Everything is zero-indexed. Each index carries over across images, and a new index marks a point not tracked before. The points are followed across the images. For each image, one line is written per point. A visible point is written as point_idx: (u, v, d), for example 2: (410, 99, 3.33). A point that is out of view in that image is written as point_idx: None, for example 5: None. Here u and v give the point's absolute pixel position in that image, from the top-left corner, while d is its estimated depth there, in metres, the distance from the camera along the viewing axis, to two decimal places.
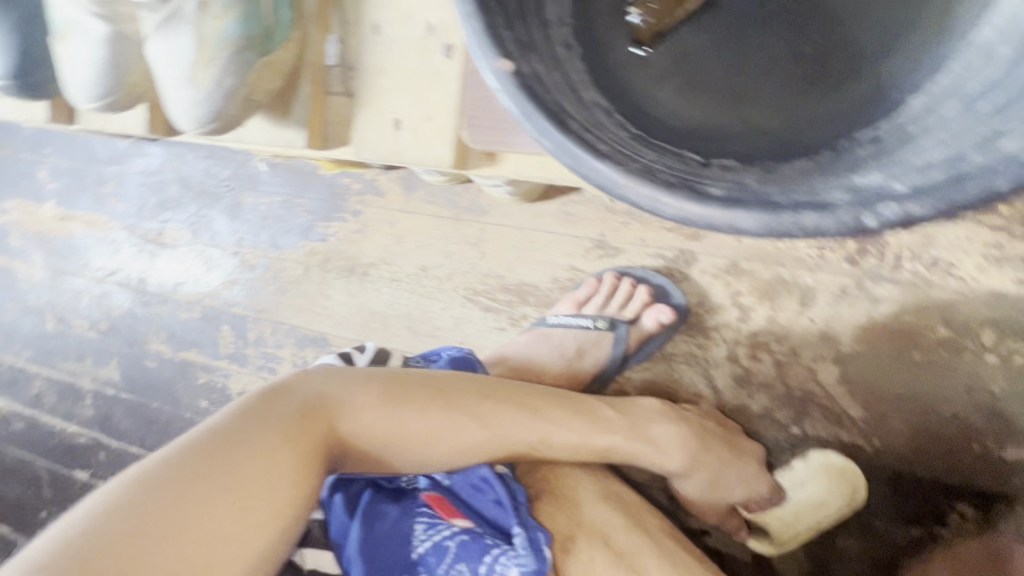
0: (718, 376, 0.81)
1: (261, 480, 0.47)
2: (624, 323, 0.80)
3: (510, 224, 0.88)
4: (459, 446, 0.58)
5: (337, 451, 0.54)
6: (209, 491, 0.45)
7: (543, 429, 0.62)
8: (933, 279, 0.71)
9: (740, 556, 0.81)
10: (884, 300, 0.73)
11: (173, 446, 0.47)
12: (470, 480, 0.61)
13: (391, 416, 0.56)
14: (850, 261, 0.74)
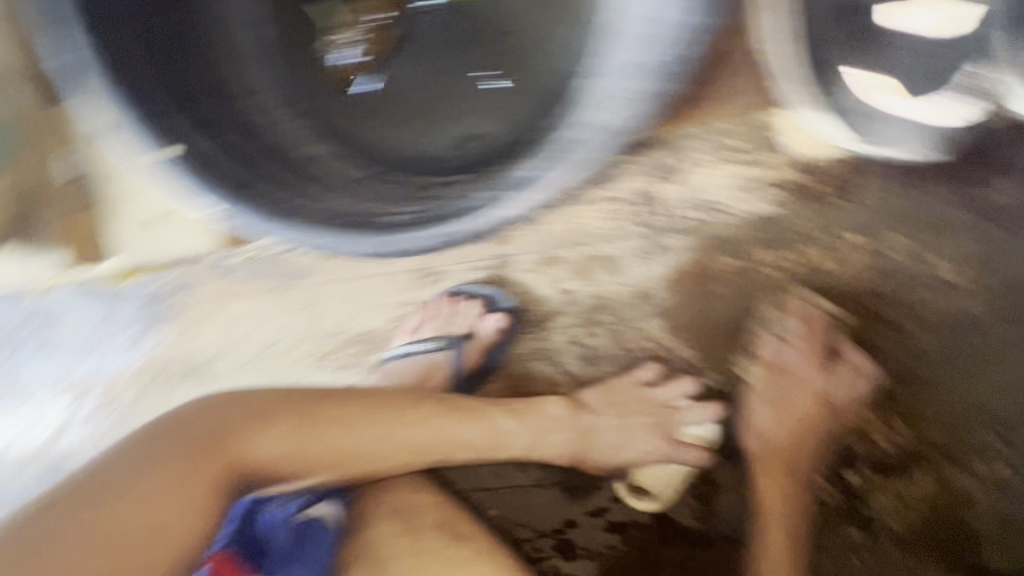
0: (565, 360, 0.84)
1: (156, 497, 0.76)
2: (461, 338, 0.84)
3: (326, 279, 0.84)
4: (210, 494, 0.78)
5: (236, 475, 0.78)
6: (142, 484, 0.77)
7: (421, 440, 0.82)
8: (704, 218, 0.80)
9: (647, 521, 0.83)
10: (676, 248, 0.80)
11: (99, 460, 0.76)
12: (239, 538, 0.79)
13: (210, 463, 0.78)
14: (638, 222, 0.80)
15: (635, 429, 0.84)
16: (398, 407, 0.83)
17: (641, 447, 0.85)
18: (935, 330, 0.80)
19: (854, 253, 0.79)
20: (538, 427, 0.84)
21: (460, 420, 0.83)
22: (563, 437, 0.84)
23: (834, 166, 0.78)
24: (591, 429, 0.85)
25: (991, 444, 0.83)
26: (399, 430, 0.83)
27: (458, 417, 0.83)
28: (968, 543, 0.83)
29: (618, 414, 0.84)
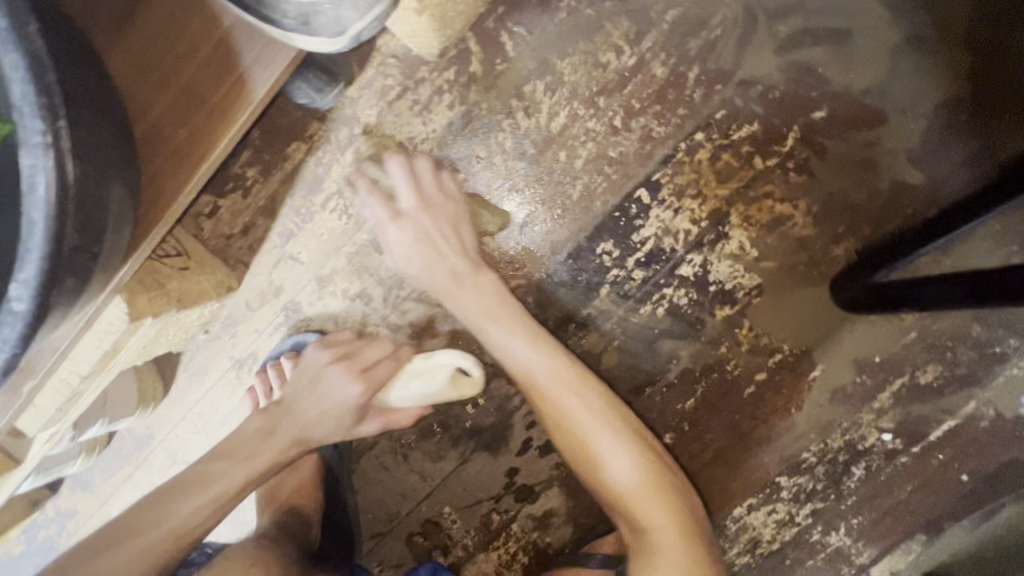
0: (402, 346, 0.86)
1: None
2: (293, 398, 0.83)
3: (173, 421, 0.87)
4: None
5: None
6: None
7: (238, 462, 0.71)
8: (415, 153, 0.81)
9: None
10: None
11: None
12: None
13: None
14: (368, 198, 0.82)
15: (326, 385, 0.76)
16: (182, 480, 0.70)
17: (336, 398, 0.76)
18: (660, 104, 0.79)
19: (552, 92, 0.79)
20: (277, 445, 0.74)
21: (233, 457, 0.72)
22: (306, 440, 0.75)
23: (479, 36, 0.78)
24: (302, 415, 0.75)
25: (777, 157, 0.81)
26: (178, 506, 0.68)
27: (202, 481, 0.70)
28: (830, 252, 0.83)
29: (303, 392, 0.75)
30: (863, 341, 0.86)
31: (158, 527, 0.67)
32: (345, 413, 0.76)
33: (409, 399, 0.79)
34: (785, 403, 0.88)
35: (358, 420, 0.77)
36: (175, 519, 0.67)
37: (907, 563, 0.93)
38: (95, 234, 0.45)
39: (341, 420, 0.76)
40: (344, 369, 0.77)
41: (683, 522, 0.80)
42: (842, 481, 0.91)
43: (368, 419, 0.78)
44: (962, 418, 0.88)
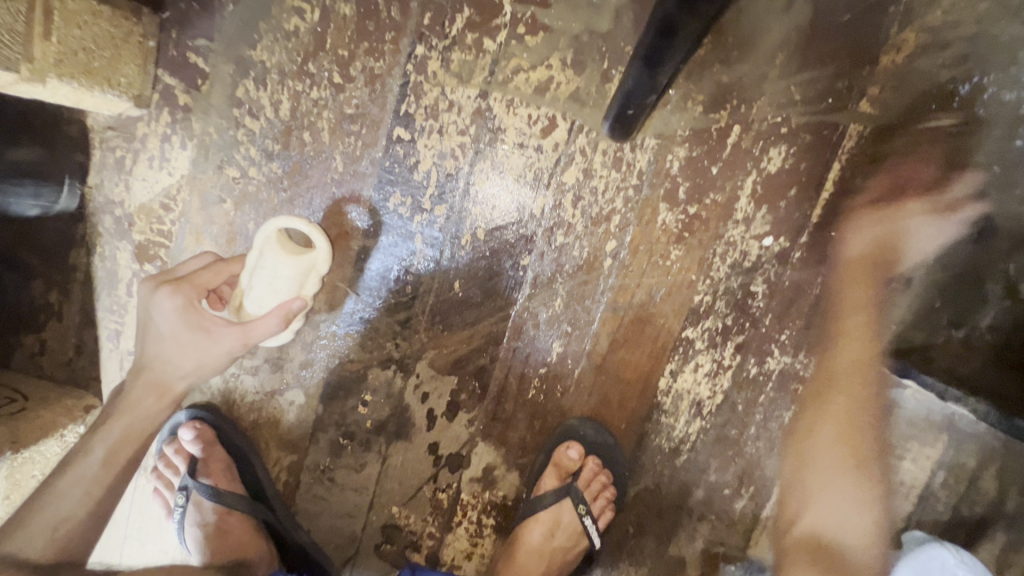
0: (271, 384, 0.86)
1: None
2: (191, 474, 0.83)
3: (118, 547, 0.88)
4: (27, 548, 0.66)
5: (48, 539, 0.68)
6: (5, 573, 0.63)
7: (152, 369, 0.74)
8: (179, 205, 0.80)
9: (455, 388, 0.87)
10: (197, 244, 0.81)
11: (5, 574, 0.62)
12: None
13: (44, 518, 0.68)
14: (162, 266, 0.82)
15: (151, 312, 0.72)
16: (142, 377, 0.74)
17: (164, 319, 0.72)
18: (366, 40, 0.75)
19: (263, 83, 0.77)
20: (121, 425, 0.73)
21: (152, 372, 0.74)
22: (147, 406, 0.75)
23: (170, 67, 0.76)
24: (155, 357, 0.74)
25: (504, 29, 0.75)
26: (143, 397, 0.74)
27: (141, 397, 0.74)
28: (608, 92, 0.77)
29: (147, 337, 0.74)
30: (691, 160, 0.80)
31: (142, 400, 0.74)
32: (177, 330, 0.72)
33: (262, 295, 0.74)
34: (651, 257, 0.83)
35: (199, 335, 0.72)
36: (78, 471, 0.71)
37: (860, 353, 0.86)
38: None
39: (184, 340, 0.72)
40: (152, 289, 0.72)
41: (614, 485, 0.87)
42: (749, 305, 0.84)
43: (210, 328, 0.72)
44: (835, 184, 0.81)
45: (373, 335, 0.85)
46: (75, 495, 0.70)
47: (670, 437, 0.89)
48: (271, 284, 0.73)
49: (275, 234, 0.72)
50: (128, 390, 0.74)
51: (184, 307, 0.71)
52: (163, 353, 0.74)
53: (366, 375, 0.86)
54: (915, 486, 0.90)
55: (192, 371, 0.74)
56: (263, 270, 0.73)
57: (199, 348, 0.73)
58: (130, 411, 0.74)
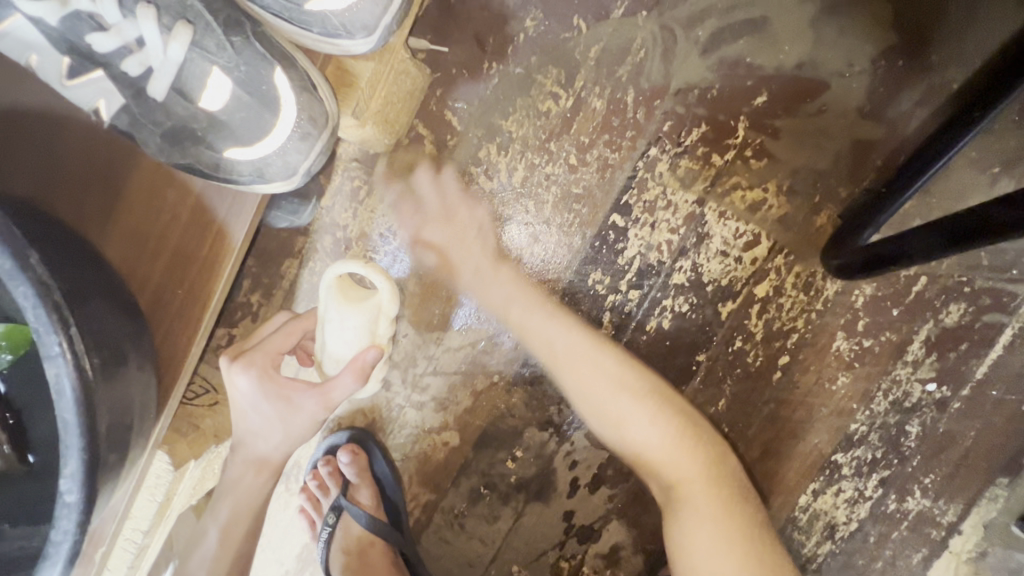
0: (431, 422, 0.89)
1: None
2: (344, 497, 0.86)
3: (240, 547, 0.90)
4: None
5: None
6: None
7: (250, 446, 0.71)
8: (396, 240, 0.86)
9: (604, 463, 0.89)
10: (402, 278, 0.86)
11: None
12: None
13: None
14: None
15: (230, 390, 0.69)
16: (239, 456, 0.72)
17: (245, 393, 0.68)
18: (608, 133, 0.83)
19: (505, 150, 0.84)
20: (228, 506, 0.72)
21: (250, 450, 0.71)
22: (248, 482, 0.72)
23: (427, 120, 0.83)
24: (245, 433, 0.71)
25: (733, 149, 0.83)
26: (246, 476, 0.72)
27: (244, 474, 0.72)
28: (813, 222, 0.84)
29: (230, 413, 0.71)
30: (875, 298, 0.85)
31: (244, 478, 0.72)
32: (259, 401, 0.69)
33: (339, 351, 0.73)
34: (817, 378, 0.87)
35: (280, 405, 0.69)
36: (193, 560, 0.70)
37: (998, 511, 0.88)
38: (124, 416, 0.49)
39: (266, 410, 0.70)
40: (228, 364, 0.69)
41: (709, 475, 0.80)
42: (901, 443, 0.88)
43: (292, 397, 0.69)
44: (1004, 347, 0.85)
45: (539, 395, 0.88)
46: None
47: (797, 553, 0.90)
48: (341, 335, 0.71)
49: (336, 283, 0.69)
50: (229, 468, 0.72)
51: (260, 377, 0.68)
52: (249, 427, 0.70)
53: (522, 432, 0.89)
54: None
55: (282, 439, 0.71)
56: (331, 323, 0.71)
57: (284, 415, 0.70)
58: (233, 490, 0.72)
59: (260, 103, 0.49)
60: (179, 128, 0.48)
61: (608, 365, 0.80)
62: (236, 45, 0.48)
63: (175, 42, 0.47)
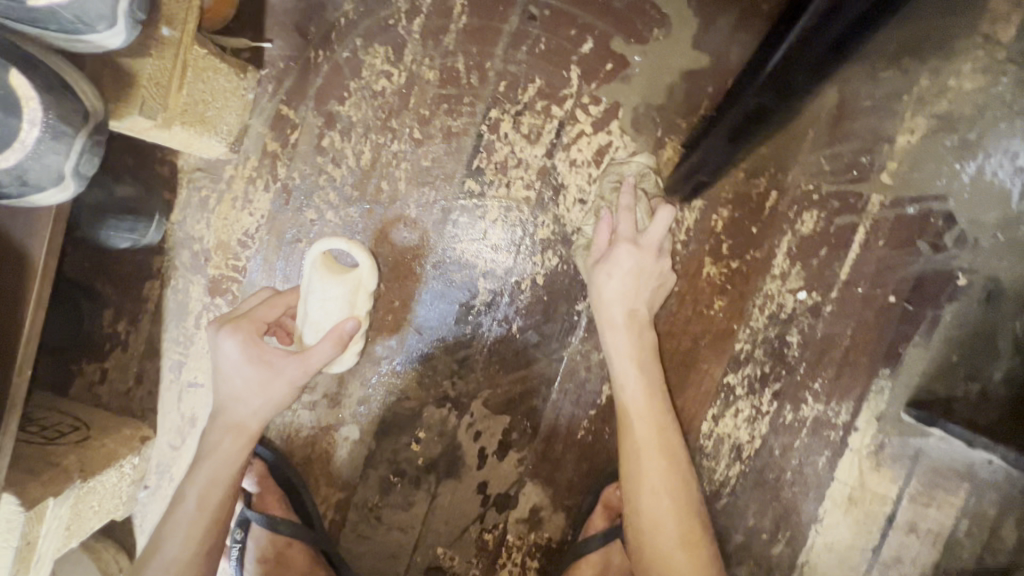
0: (326, 421, 0.88)
1: None
2: (249, 507, 0.84)
3: None
4: None
5: None
6: None
7: (233, 411, 0.74)
8: (256, 244, 0.84)
9: (507, 428, 0.89)
10: (268, 280, 0.85)
11: None
12: None
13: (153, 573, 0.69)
14: (233, 301, 0.85)
15: (216, 356, 0.73)
16: (218, 419, 0.74)
17: (229, 360, 0.72)
18: (445, 103, 0.83)
19: (348, 135, 0.83)
20: (207, 468, 0.73)
21: (231, 410, 0.74)
22: (227, 447, 0.74)
23: (262, 117, 0.82)
24: (229, 396, 0.74)
25: (570, 98, 0.84)
26: (224, 440, 0.74)
27: (222, 433, 0.74)
28: (661, 157, 0.86)
29: (218, 379, 0.74)
30: (733, 220, 0.88)
31: (220, 445, 0.73)
32: (243, 366, 0.72)
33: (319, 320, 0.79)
34: (695, 307, 0.89)
35: (262, 369, 0.72)
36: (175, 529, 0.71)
37: (886, 402, 0.92)
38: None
39: (247, 374, 0.72)
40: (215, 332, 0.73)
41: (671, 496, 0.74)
42: (786, 354, 0.91)
43: (272, 360, 0.72)
44: (860, 245, 0.89)
45: (430, 373, 0.88)
46: (177, 535, 0.70)
47: (710, 480, 0.92)
48: (323, 307, 0.79)
49: (319, 256, 0.80)
50: (209, 434, 0.74)
51: (245, 343, 0.72)
52: (233, 391, 0.73)
53: (420, 413, 0.89)
54: (942, 533, 0.94)
55: (262, 404, 0.73)
56: (313, 295, 0.79)
57: (265, 381, 0.72)
58: (214, 453, 0.74)
59: (1, 108, 0.46)
60: None
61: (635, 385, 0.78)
62: None
63: None
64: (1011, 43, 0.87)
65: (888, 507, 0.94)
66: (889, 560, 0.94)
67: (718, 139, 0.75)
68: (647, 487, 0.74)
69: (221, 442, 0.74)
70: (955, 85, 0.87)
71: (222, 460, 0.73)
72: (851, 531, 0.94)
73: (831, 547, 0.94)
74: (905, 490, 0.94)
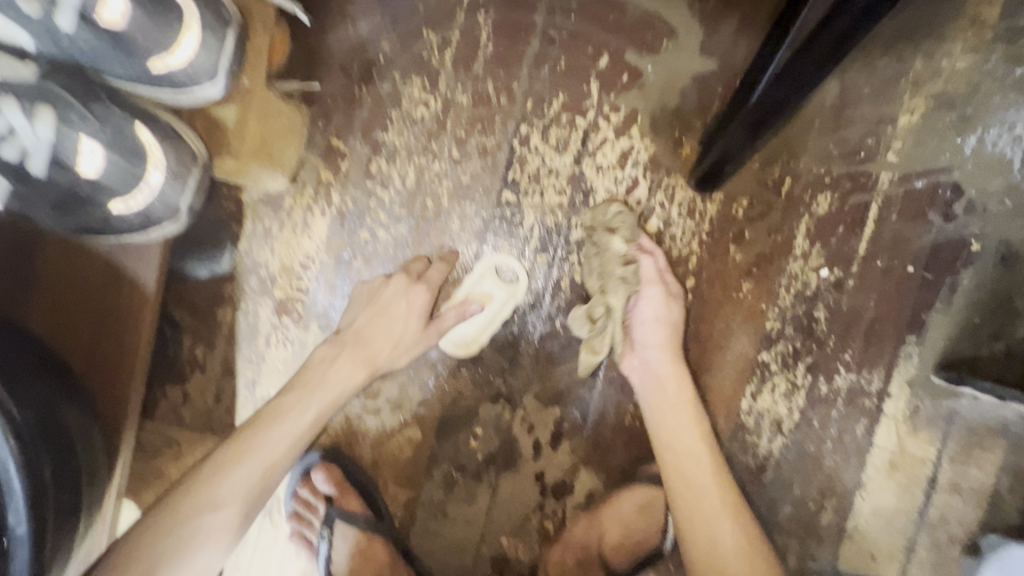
0: (390, 424, 0.94)
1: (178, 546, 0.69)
2: (332, 509, 0.90)
3: None
4: (227, 492, 0.73)
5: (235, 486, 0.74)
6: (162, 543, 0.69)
7: (369, 346, 0.86)
8: (316, 265, 0.92)
9: (558, 418, 0.95)
10: (330, 297, 0.93)
11: (181, 528, 0.70)
12: None
13: (241, 471, 0.74)
14: (299, 319, 0.93)
15: (394, 299, 0.88)
16: (353, 349, 0.86)
17: (404, 308, 0.88)
18: (479, 123, 0.92)
19: (393, 160, 0.92)
20: (339, 386, 0.84)
21: (370, 342, 0.86)
22: (351, 372, 0.85)
23: (316, 150, 0.91)
24: (373, 330, 0.87)
25: (592, 109, 0.92)
26: (353, 371, 0.85)
27: (353, 363, 0.85)
28: (680, 154, 0.93)
29: (373, 311, 0.87)
30: (753, 206, 0.94)
31: (349, 373, 0.85)
32: (411, 318, 0.88)
33: (471, 311, 0.92)
34: (725, 292, 0.95)
35: (420, 326, 0.88)
36: (274, 440, 0.77)
37: (915, 367, 0.97)
38: (64, 434, 0.55)
39: (410, 324, 0.88)
40: (406, 286, 0.89)
41: (714, 475, 0.82)
42: (814, 329, 0.96)
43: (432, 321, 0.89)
44: (875, 222, 0.95)
45: (483, 372, 0.94)
46: (267, 449, 0.76)
47: (754, 455, 0.97)
48: (480, 305, 0.92)
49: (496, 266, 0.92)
50: (346, 357, 0.85)
51: (425, 303, 0.89)
52: (382, 329, 0.87)
53: (476, 411, 0.95)
54: (984, 491, 0.97)
55: (402, 352, 0.88)
56: (478, 292, 0.92)
57: (416, 334, 0.88)
58: (343, 375, 0.84)
59: (130, 157, 0.56)
60: (67, 194, 0.55)
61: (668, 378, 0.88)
62: (100, 115, 0.54)
63: (41, 122, 0.52)
64: (996, 23, 0.93)
65: (928, 469, 0.98)
66: (935, 521, 0.98)
67: (740, 134, 0.79)
68: (702, 498, 0.79)
69: (347, 371, 0.85)
70: (948, 66, 0.94)
71: (344, 387, 0.84)
72: (895, 495, 0.98)
73: (877, 512, 0.98)
74: (943, 451, 0.98)
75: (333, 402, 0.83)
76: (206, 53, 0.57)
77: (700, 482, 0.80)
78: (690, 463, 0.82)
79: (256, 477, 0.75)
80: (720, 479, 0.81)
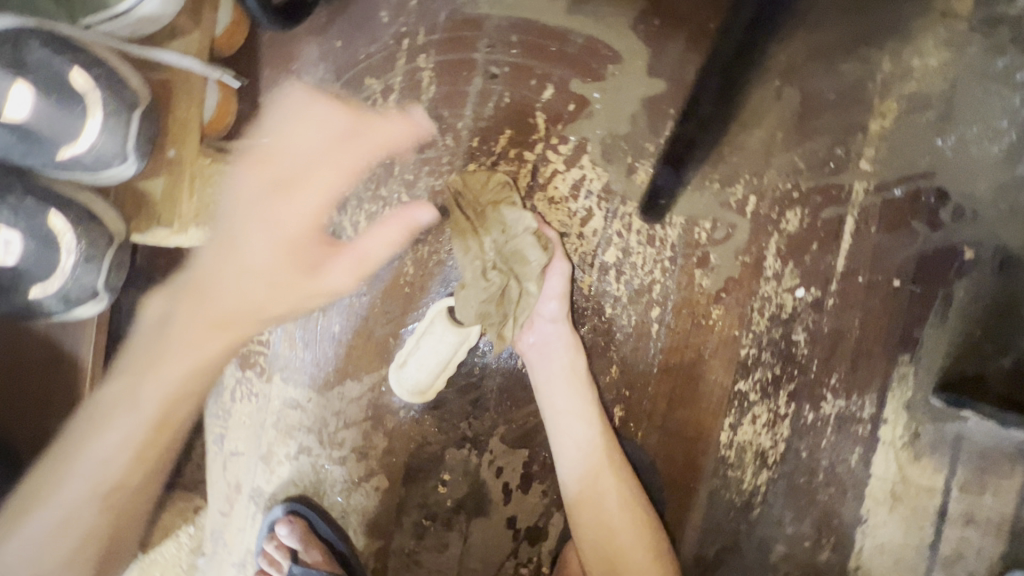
0: (358, 474, 0.93)
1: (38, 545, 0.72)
2: (296, 566, 0.89)
3: None
4: (97, 480, 0.74)
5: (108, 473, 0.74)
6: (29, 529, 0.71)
7: (255, 266, 0.77)
8: None
9: (527, 461, 0.92)
10: (290, 349, 0.93)
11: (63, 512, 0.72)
12: None
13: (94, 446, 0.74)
14: (262, 372, 0.93)
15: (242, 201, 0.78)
16: (228, 260, 0.78)
17: (263, 194, 0.78)
18: (426, 166, 0.91)
19: (344, 209, 0.92)
20: (215, 307, 0.78)
21: (243, 260, 0.77)
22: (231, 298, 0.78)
23: None
24: (240, 249, 0.77)
25: (540, 142, 0.90)
26: (235, 295, 0.78)
27: (224, 281, 0.78)
28: (634, 181, 0.90)
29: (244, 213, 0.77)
30: (716, 229, 0.90)
31: (234, 298, 0.78)
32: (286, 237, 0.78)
33: (426, 357, 0.86)
34: (694, 320, 0.90)
35: (301, 208, 0.78)
36: (143, 398, 0.75)
37: (912, 390, 0.89)
38: None
39: (281, 248, 0.78)
40: (245, 176, 0.79)
41: (631, 515, 0.83)
42: (794, 353, 0.90)
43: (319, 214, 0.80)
44: (852, 235, 0.89)
45: (447, 416, 0.92)
46: (113, 423, 0.74)
47: (739, 490, 0.91)
48: (434, 350, 0.86)
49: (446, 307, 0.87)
50: (210, 268, 0.78)
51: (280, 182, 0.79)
52: (252, 240, 0.77)
53: (442, 456, 0.93)
54: (1004, 522, 0.88)
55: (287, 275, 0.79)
56: (430, 337, 0.86)
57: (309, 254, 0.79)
58: (218, 293, 0.78)
59: (44, 245, 0.58)
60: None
61: (577, 414, 0.85)
62: (13, 206, 0.56)
63: None
64: (970, 14, 0.87)
65: (937, 500, 0.89)
66: (950, 557, 0.89)
67: None
68: (614, 526, 0.81)
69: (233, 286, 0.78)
70: (920, 65, 0.88)
71: (231, 306, 0.79)
72: (901, 529, 0.90)
73: (882, 547, 0.90)
74: (952, 480, 0.89)
75: (214, 336, 0.78)
76: (112, 136, 0.59)
77: (618, 526, 0.82)
78: (608, 510, 0.82)
79: (85, 486, 0.73)
80: (633, 512, 0.83)
